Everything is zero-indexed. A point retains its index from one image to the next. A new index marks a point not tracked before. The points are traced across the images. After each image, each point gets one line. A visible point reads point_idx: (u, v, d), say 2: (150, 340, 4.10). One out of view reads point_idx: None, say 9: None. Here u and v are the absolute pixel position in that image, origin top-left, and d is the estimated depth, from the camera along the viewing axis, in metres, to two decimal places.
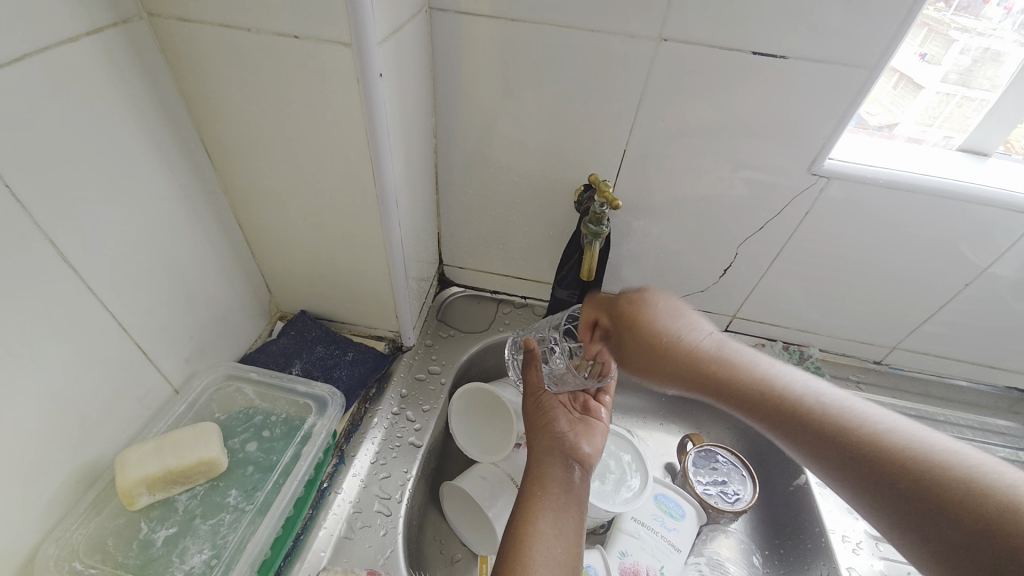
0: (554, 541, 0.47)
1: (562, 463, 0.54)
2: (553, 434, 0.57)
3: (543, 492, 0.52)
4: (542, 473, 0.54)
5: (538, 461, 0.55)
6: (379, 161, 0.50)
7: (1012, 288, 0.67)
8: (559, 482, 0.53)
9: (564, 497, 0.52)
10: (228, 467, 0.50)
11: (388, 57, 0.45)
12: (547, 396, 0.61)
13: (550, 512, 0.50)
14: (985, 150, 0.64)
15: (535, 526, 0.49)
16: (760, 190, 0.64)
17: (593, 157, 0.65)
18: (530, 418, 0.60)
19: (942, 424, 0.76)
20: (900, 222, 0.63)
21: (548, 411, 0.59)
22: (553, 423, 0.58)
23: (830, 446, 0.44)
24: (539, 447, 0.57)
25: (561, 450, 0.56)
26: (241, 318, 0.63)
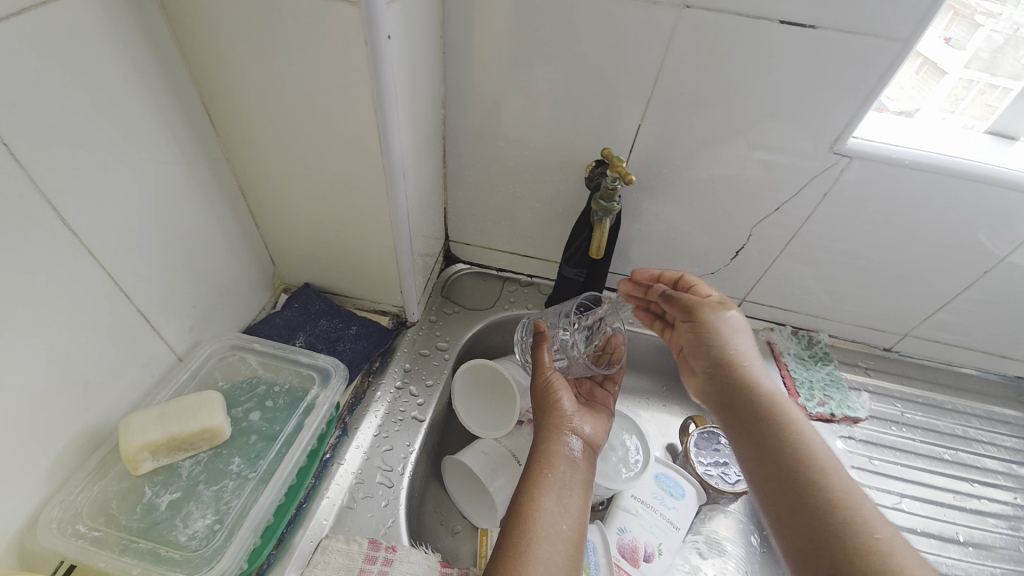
0: (553, 520, 0.47)
1: (567, 439, 0.55)
2: (560, 414, 0.56)
3: (546, 471, 0.51)
4: (548, 452, 0.53)
5: (545, 440, 0.55)
6: (386, 130, 0.48)
7: None
8: (565, 460, 0.53)
9: (569, 476, 0.52)
10: (231, 435, 0.50)
11: (396, 18, 0.43)
12: (554, 376, 0.60)
13: (554, 490, 0.50)
14: (1013, 133, 0.61)
15: (538, 505, 0.48)
16: (778, 169, 0.62)
17: (606, 131, 0.63)
18: (535, 397, 0.59)
19: (950, 412, 0.75)
20: (922, 205, 0.61)
21: (555, 390, 0.58)
22: (560, 403, 0.57)
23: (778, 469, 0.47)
24: (545, 427, 0.56)
25: (566, 430, 0.55)
26: (244, 289, 0.62)
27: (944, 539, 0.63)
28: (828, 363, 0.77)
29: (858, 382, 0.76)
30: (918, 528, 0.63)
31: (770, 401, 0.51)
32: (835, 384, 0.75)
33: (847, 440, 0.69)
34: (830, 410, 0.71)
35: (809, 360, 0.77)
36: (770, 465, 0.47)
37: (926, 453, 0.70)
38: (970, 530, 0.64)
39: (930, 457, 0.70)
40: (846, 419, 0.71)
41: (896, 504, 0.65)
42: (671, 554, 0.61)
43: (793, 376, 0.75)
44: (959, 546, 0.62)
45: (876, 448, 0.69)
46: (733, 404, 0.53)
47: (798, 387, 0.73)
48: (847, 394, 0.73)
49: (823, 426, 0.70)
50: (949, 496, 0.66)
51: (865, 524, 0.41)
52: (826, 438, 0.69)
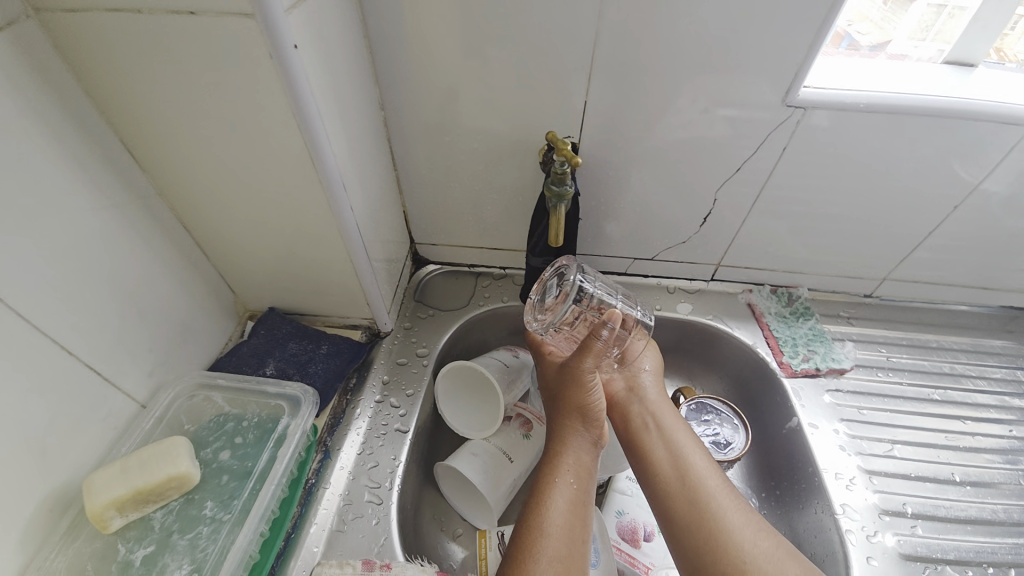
0: (568, 529, 0.49)
1: (590, 449, 0.55)
2: (588, 419, 0.56)
3: (564, 479, 0.53)
4: (569, 457, 0.54)
5: (567, 443, 0.55)
6: (314, 143, 0.46)
7: (1004, 204, 0.64)
8: (583, 471, 0.54)
9: (586, 484, 0.53)
10: (202, 478, 0.49)
11: (303, 26, 0.41)
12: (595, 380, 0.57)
13: (570, 497, 0.52)
14: (971, 61, 0.60)
15: (551, 514, 0.50)
16: (736, 126, 0.60)
17: (553, 112, 0.61)
18: (568, 396, 0.57)
19: (936, 351, 0.75)
20: (884, 145, 0.60)
21: (593, 393, 0.56)
22: (595, 408, 0.56)
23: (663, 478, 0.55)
24: (569, 429, 0.56)
25: (591, 435, 0.56)
26: (204, 324, 0.61)
27: (940, 481, 0.62)
28: (809, 317, 0.76)
29: (841, 332, 0.75)
30: (911, 474, 0.62)
31: (663, 418, 0.59)
32: (819, 337, 0.74)
33: (835, 393, 0.69)
34: (815, 365, 0.70)
35: (790, 317, 0.76)
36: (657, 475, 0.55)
37: (914, 396, 0.69)
38: (966, 469, 0.63)
39: (919, 399, 0.69)
40: (832, 372, 0.70)
41: (887, 452, 0.64)
42: None
43: (776, 334, 0.74)
44: (956, 487, 0.62)
45: (865, 397, 0.69)
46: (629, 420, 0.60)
47: (782, 346, 0.72)
48: (831, 345, 0.72)
49: (808, 381, 0.70)
50: (941, 437, 0.66)
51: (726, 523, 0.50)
52: (814, 394, 0.68)
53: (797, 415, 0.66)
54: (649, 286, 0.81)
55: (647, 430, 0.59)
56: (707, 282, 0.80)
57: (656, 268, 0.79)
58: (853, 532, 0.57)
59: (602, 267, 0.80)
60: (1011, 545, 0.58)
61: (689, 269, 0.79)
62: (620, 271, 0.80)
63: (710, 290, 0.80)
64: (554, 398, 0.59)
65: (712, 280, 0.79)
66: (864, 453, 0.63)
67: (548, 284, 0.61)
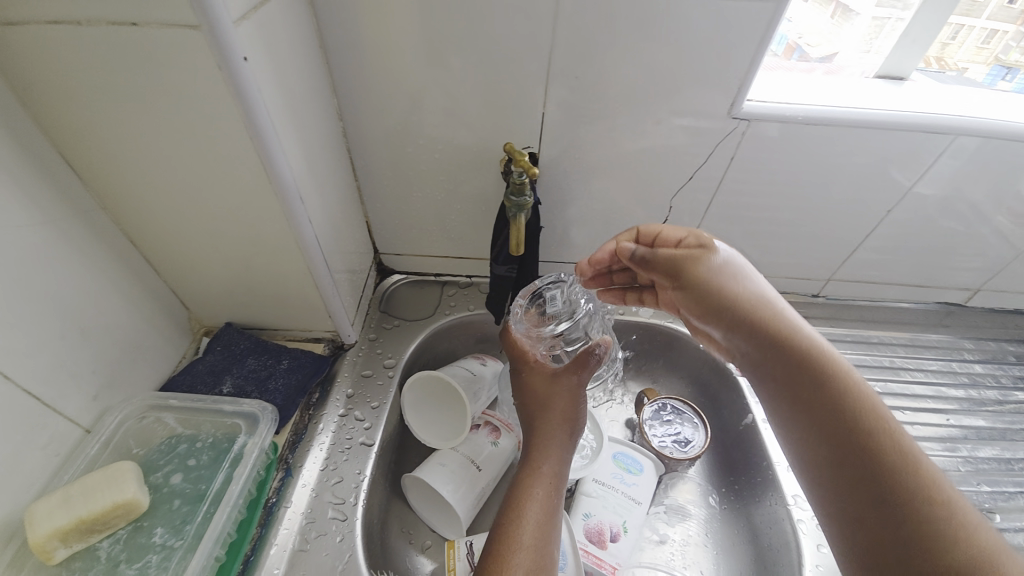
0: (544, 530, 0.49)
1: (567, 453, 0.57)
2: (569, 425, 0.58)
3: (541, 480, 0.53)
4: (546, 462, 0.55)
5: (546, 448, 0.56)
6: (268, 156, 0.45)
7: (938, 205, 0.69)
8: (558, 475, 0.55)
9: (559, 490, 0.54)
10: (152, 504, 0.47)
11: (252, 38, 0.41)
12: (576, 391, 0.60)
13: (545, 500, 0.52)
14: (901, 74, 0.65)
15: (528, 515, 0.50)
16: (690, 135, 0.62)
17: (513, 122, 0.62)
18: (552, 402, 0.59)
19: (878, 345, 0.79)
20: (827, 153, 0.64)
21: (573, 402, 0.59)
22: (574, 416, 0.58)
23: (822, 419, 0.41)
24: (549, 434, 0.57)
25: (568, 442, 0.57)
26: (155, 342, 0.58)
27: None
28: None
29: None
30: None
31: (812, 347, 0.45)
32: None
33: None
34: None
35: None
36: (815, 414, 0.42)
37: None
38: None
39: None
40: None
41: None
42: (636, 529, 0.62)
43: None
44: None
45: None
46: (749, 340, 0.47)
47: None
48: None
49: None
50: None
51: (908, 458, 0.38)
52: None
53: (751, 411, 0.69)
54: None
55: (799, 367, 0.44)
56: None
57: None
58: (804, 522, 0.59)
59: (566, 273, 0.82)
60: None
61: None
62: None
63: None
64: (532, 403, 0.60)
65: None
66: None
67: (550, 299, 0.66)
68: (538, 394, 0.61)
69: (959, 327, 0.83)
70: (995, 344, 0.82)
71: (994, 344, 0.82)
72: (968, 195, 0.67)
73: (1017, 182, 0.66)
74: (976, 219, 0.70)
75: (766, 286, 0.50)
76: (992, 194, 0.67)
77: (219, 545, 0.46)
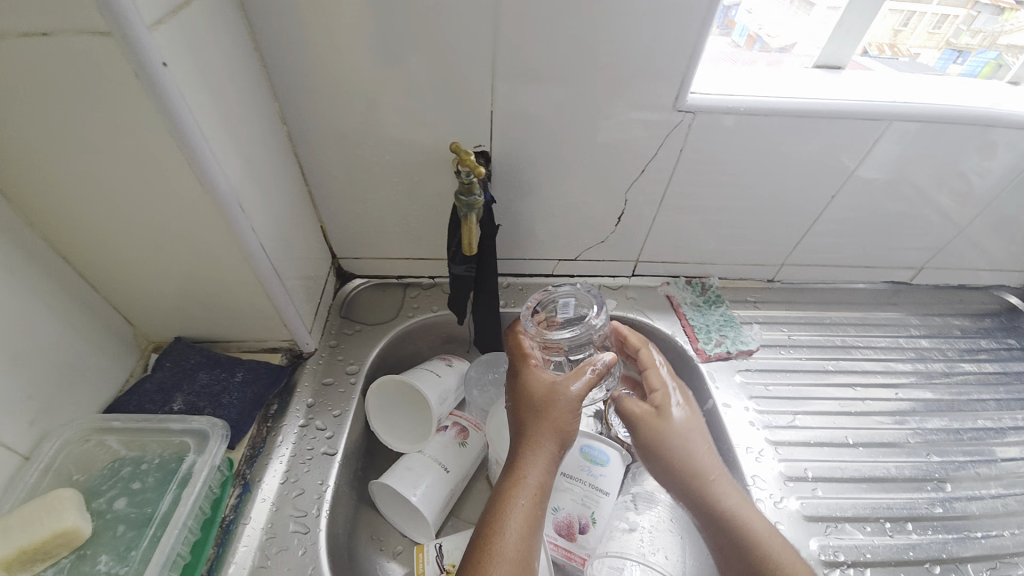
0: (523, 547, 0.47)
1: (551, 461, 0.52)
2: (561, 436, 0.53)
3: (525, 494, 0.49)
4: (531, 473, 0.51)
5: (534, 458, 0.52)
6: (200, 164, 0.44)
7: (883, 188, 0.71)
8: (541, 487, 0.50)
9: (543, 501, 0.50)
10: (95, 531, 0.45)
11: (171, 43, 0.39)
12: (574, 403, 0.54)
13: (526, 515, 0.48)
14: (839, 63, 0.67)
15: (507, 531, 0.47)
16: (640, 128, 0.63)
17: (462, 120, 0.61)
18: (546, 411, 0.54)
19: (831, 326, 0.82)
20: (776, 142, 0.65)
21: (569, 413, 0.54)
22: (568, 426, 0.54)
23: (728, 540, 0.52)
24: (538, 444, 0.52)
25: (557, 451, 0.53)
26: (97, 362, 0.56)
27: (836, 445, 0.67)
28: (720, 305, 0.82)
29: (749, 316, 0.81)
30: (811, 440, 0.67)
31: (722, 480, 0.56)
32: (730, 323, 0.79)
33: (744, 372, 0.74)
34: (726, 349, 0.75)
35: (704, 306, 0.81)
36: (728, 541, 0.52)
37: (812, 369, 0.76)
38: (858, 432, 0.69)
39: (816, 372, 0.76)
40: (741, 353, 0.75)
41: (790, 422, 0.69)
42: (605, 519, 0.63)
43: (692, 323, 0.78)
44: (851, 449, 0.67)
45: (770, 374, 0.74)
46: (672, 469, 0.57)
47: (697, 333, 0.77)
48: (740, 329, 0.78)
49: (721, 363, 0.75)
50: (835, 404, 0.72)
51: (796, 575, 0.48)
52: (727, 374, 0.73)
53: (711, 397, 0.70)
54: (576, 285, 0.83)
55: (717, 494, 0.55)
56: (629, 278, 0.83)
57: (581, 268, 0.82)
58: (763, 501, 0.60)
59: (529, 270, 0.82)
60: (906, 500, 0.63)
61: (612, 266, 0.82)
62: (547, 273, 0.82)
63: (632, 285, 0.84)
64: (525, 408, 0.55)
65: (633, 275, 0.83)
66: (770, 426, 0.68)
67: (560, 307, 0.65)
68: (533, 400, 0.55)
69: (906, 305, 0.86)
70: (940, 319, 0.86)
71: (939, 319, 0.86)
72: (913, 178, 0.70)
73: (955, 164, 0.69)
74: (917, 199, 0.73)
75: (692, 417, 0.61)
76: (934, 176, 0.70)
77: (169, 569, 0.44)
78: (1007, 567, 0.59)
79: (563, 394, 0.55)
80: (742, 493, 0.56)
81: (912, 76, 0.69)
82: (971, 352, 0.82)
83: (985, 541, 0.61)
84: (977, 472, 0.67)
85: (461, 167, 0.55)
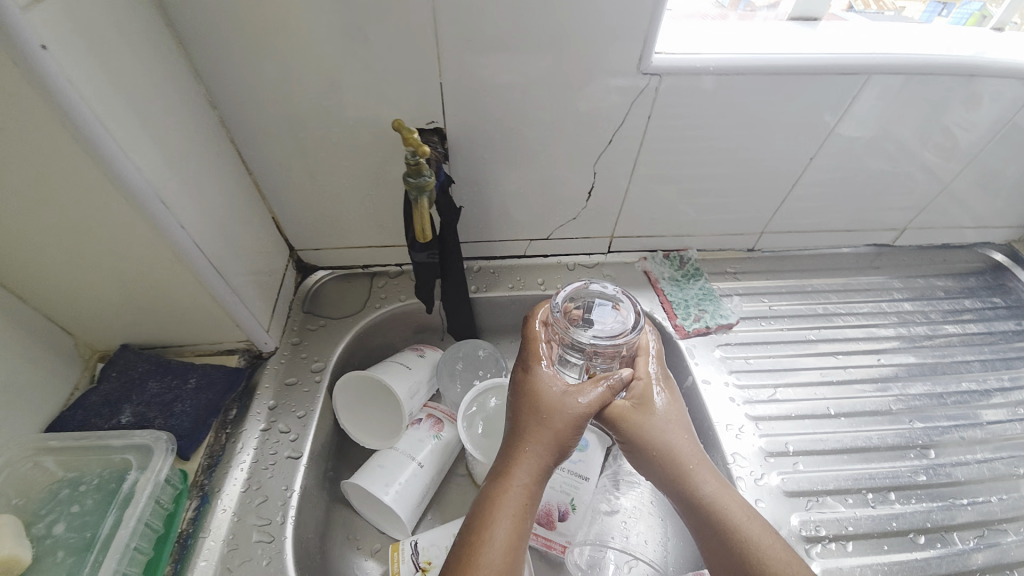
0: (510, 557, 0.43)
1: (544, 464, 0.48)
2: (558, 445, 0.49)
3: (515, 502, 0.46)
4: (523, 480, 0.47)
5: (527, 465, 0.48)
6: (104, 155, 0.39)
7: (866, 148, 0.68)
8: (531, 493, 0.47)
9: (532, 511, 0.47)
10: (34, 558, 0.43)
11: (51, 22, 0.34)
12: (580, 412, 0.50)
13: (515, 523, 0.45)
14: (814, 15, 0.63)
15: (494, 540, 0.44)
16: (604, 95, 0.58)
17: (411, 95, 0.56)
18: (546, 416, 0.49)
19: (812, 294, 0.80)
20: (750, 104, 0.61)
21: (572, 423, 0.50)
22: (569, 438, 0.49)
23: (712, 535, 0.48)
24: (532, 450, 0.48)
25: (552, 460, 0.49)
26: (34, 377, 0.52)
27: (817, 416, 0.66)
28: (699, 278, 0.79)
29: (728, 288, 0.79)
30: (793, 413, 0.66)
31: (701, 470, 0.51)
32: (709, 296, 0.77)
33: (724, 347, 0.72)
34: (706, 323, 0.73)
35: (682, 280, 0.78)
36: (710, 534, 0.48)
37: (794, 340, 0.74)
38: (840, 402, 0.68)
39: (798, 343, 0.74)
40: (721, 328, 0.73)
41: (771, 396, 0.67)
42: (586, 505, 0.61)
43: (670, 299, 0.76)
44: (832, 419, 0.66)
45: (751, 347, 0.72)
46: (649, 463, 0.52)
47: (676, 309, 0.74)
48: (720, 302, 0.76)
49: (701, 339, 0.72)
50: (817, 375, 0.70)
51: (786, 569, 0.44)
52: (706, 350, 0.71)
53: (691, 373, 0.68)
54: (550, 265, 0.80)
55: (695, 486, 0.50)
56: (604, 255, 0.80)
57: (554, 247, 0.78)
58: (743, 479, 0.59)
59: (499, 252, 0.78)
60: (888, 469, 0.62)
61: (586, 244, 0.78)
62: (519, 254, 0.79)
63: (609, 263, 0.80)
64: (521, 410, 0.51)
65: (609, 252, 0.80)
66: (751, 401, 0.66)
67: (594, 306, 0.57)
68: (532, 402, 0.50)
69: (889, 268, 0.84)
70: (923, 281, 0.84)
71: (922, 281, 0.84)
72: (897, 135, 0.67)
73: (938, 120, 0.66)
74: (899, 158, 0.70)
75: (672, 404, 0.55)
76: (918, 131, 0.67)
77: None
78: (995, 533, 0.58)
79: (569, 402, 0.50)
80: (724, 482, 0.51)
81: (893, 26, 0.64)
82: (954, 314, 0.80)
83: (972, 508, 0.60)
84: (962, 437, 0.66)
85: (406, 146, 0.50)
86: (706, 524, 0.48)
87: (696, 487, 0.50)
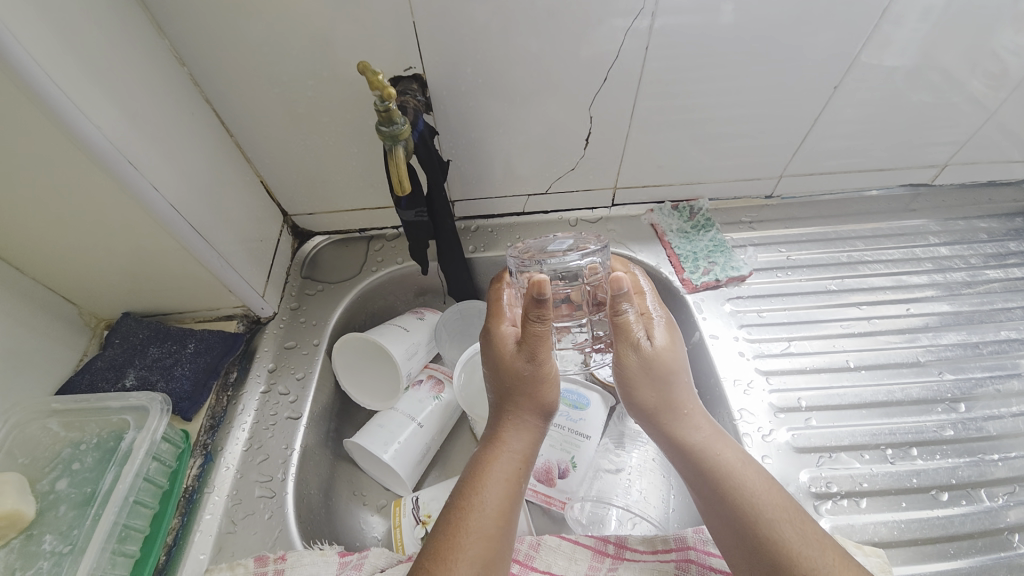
0: (496, 517, 0.42)
1: (526, 427, 0.48)
2: (538, 406, 0.48)
3: (505, 468, 0.45)
4: (510, 446, 0.46)
5: (510, 429, 0.47)
6: (63, 119, 0.39)
7: (905, 75, 0.60)
8: (516, 456, 0.46)
9: (523, 475, 0.46)
10: (38, 512, 0.45)
11: None
12: (545, 363, 0.48)
13: (505, 487, 0.44)
14: None
15: (479, 504, 0.42)
16: (596, 30, 0.53)
17: (386, 42, 0.53)
18: (524, 380, 0.48)
19: (836, 241, 0.74)
20: (763, 32, 0.54)
21: (545, 378, 0.48)
22: (547, 395, 0.48)
23: (705, 482, 0.45)
24: (514, 415, 0.48)
25: (536, 423, 0.48)
26: (41, 345, 0.54)
27: (835, 370, 0.62)
28: (710, 229, 0.74)
29: (742, 239, 0.74)
30: (807, 367, 0.62)
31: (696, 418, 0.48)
32: (720, 248, 0.72)
33: (735, 300, 0.68)
34: (715, 277, 0.68)
35: (691, 232, 0.74)
36: (706, 482, 0.45)
37: (813, 292, 0.69)
38: (861, 354, 0.63)
39: (817, 294, 0.69)
40: (732, 280, 0.69)
41: (784, 350, 0.63)
42: (587, 463, 0.59)
43: (677, 252, 0.71)
44: (851, 373, 0.62)
45: (764, 300, 0.68)
46: (645, 412, 0.49)
47: (684, 262, 0.70)
48: (731, 254, 0.71)
49: (710, 293, 0.68)
50: (838, 327, 0.66)
51: (778, 511, 0.42)
52: (716, 304, 0.67)
53: (698, 329, 0.65)
54: (550, 222, 0.76)
55: (690, 435, 0.47)
56: (609, 209, 0.76)
57: (554, 202, 0.74)
58: (750, 435, 0.56)
59: (498, 210, 0.75)
60: (912, 424, 0.58)
61: (588, 197, 0.74)
62: (518, 211, 0.75)
63: (613, 216, 0.76)
64: (494, 380, 0.50)
65: (613, 205, 0.75)
66: (762, 355, 0.63)
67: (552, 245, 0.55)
68: (500, 371, 0.49)
69: (927, 210, 0.76)
70: (963, 223, 0.76)
71: (963, 223, 0.76)
72: (940, 61, 0.58)
73: (994, 37, 0.57)
74: (945, 85, 0.61)
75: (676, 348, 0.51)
76: (965, 57, 0.58)
77: (116, 543, 0.45)
78: None
79: (526, 357, 0.47)
80: (720, 430, 0.48)
81: None
82: (998, 258, 0.73)
83: (1004, 464, 0.56)
84: (997, 389, 0.61)
85: (373, 91, 0.47)
86: (702, 471, 0.46)
87: (690, 436, 0.47)
